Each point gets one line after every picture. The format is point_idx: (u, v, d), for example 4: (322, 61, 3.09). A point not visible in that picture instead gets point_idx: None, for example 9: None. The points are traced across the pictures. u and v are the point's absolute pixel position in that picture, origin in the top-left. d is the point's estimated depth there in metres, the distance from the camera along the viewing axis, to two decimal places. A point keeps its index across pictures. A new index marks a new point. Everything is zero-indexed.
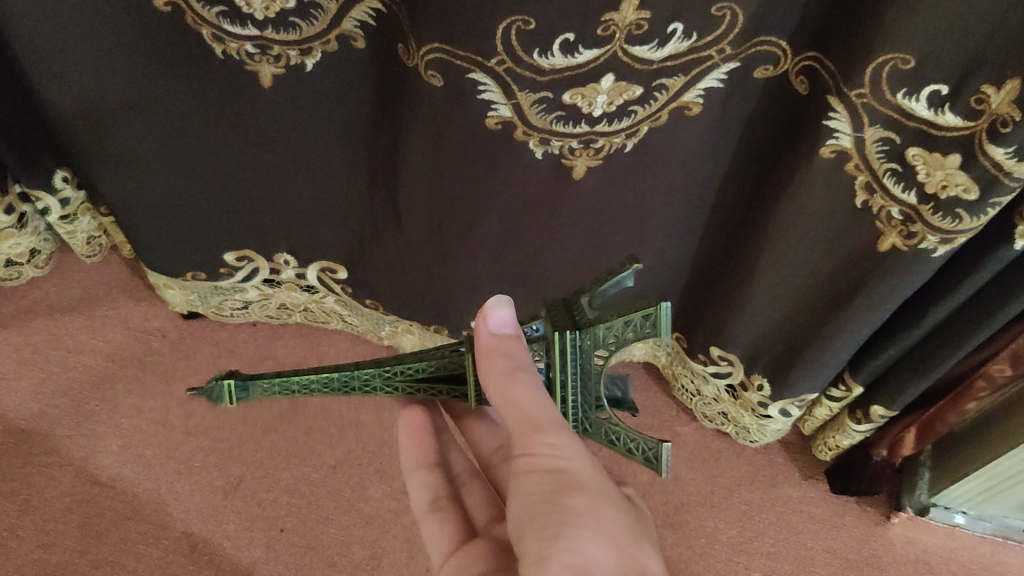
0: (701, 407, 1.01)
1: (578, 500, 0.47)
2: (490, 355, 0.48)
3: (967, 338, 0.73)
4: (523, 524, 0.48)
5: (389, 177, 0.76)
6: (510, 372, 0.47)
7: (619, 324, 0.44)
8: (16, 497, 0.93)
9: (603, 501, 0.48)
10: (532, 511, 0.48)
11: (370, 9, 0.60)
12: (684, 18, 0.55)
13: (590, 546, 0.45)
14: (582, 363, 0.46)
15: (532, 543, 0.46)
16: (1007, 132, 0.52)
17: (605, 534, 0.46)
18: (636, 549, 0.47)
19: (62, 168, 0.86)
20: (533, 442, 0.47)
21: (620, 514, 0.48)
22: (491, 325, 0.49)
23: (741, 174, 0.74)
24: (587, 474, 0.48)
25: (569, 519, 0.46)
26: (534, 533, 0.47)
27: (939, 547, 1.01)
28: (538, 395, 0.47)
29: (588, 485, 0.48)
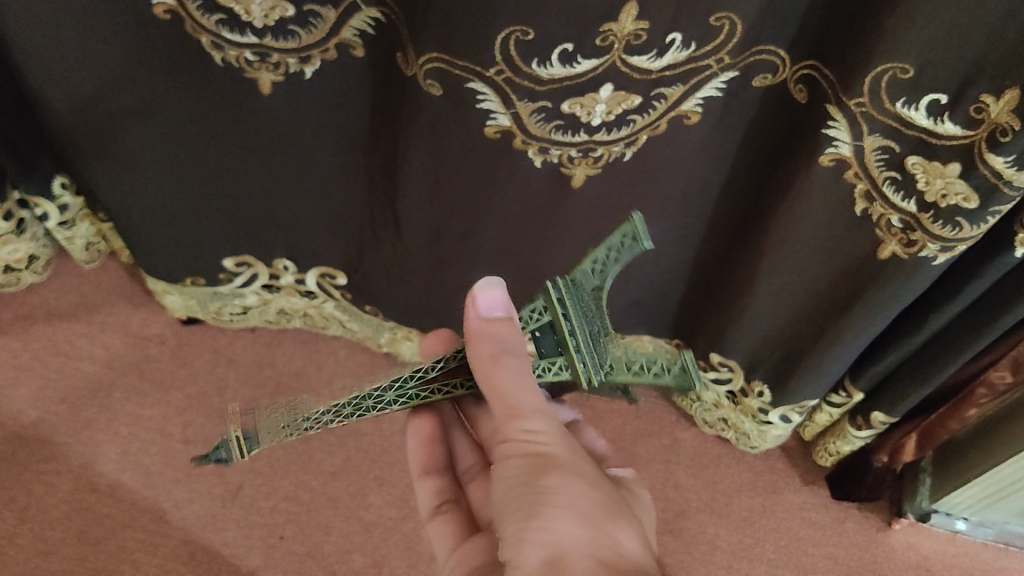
0: (701, 413, 1.00)
1: (553, 479, 0.49)
2: (478, 339, 0.49)
3: (968, 346, 0.73)
4: (502, 504, 0.50)
5: (389, 185, 0.76)
6: (495, 356, 0.48)
7: (604, 255, 0.50)
8: (15, 504, 0.93)
9: (577, 479, 0.49)
10: (510, 492, 0.49)
11: (370, 18, 0.61)
12: (683, 28, 0.55)
13: (561, 524, 0.47)
14: (583, 305, 0.49)
15: (508, 524, 0.48)
16: (1007, 141, 0.52)
17: (576, 510, 0.48)
18: (610, 522, 0.48)
19: (61, 174, 0.87)
20: (512, 428, 0.49)
21: (594, 491, 0.49)
22: (480, 307, 0.49)
23: (741, 182, 0.74)
24: (563, 453, 0.50)
25: (543, 498, 0.48)
26: (510, 514, 0.48)
27: (941, 553, 1.01)
28: (521, 380, 0.48)
29: (564, 463, 0.50)
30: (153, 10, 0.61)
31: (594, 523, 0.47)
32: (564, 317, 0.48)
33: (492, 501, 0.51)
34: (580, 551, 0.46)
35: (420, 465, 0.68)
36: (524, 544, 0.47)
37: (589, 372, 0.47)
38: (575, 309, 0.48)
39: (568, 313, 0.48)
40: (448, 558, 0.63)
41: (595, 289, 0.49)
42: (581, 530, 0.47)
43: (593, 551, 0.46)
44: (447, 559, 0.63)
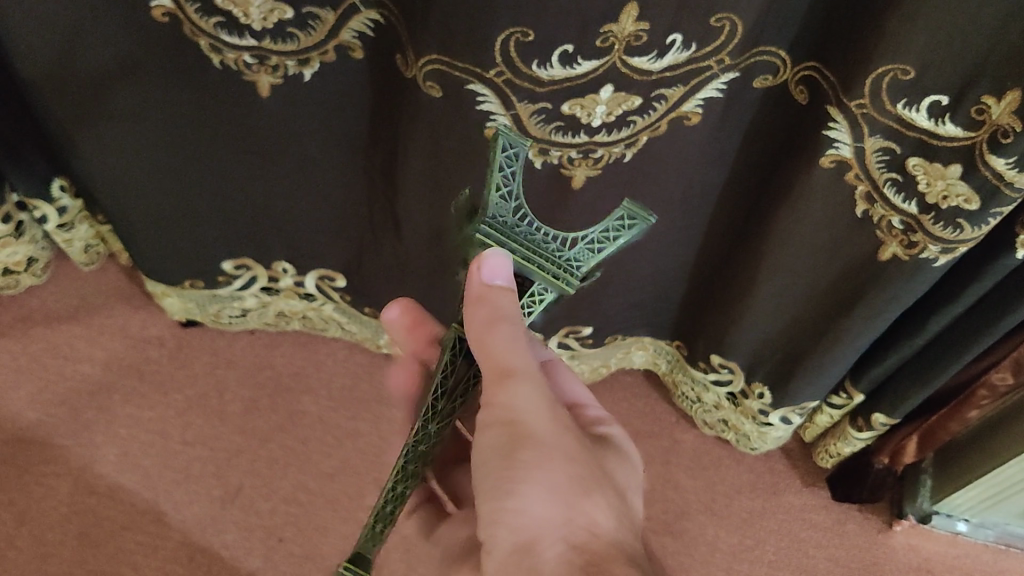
0: (701, 414, 1.00)
1: (529, 456, 0.50)
2: (477, 303, 0.47)
3: (969, 347, 0.73)
4: (482, 476, 0.52)
5: (389, 186, 0.76)
6: (491, 322, 0.47)
7: (500, 178, 0.47)
8: (14, 506, 0.93)
9: (554, 454, 0.50)
10: (489, 464, 0.51)
11: (369, 20, 0.61)
12: (684, 29, 0.55)
13: (534, 505, 0.49)
14: (516, 227, 0.47)
15: (488, 500, 0.51)
16: (1008, 143, 0.52)
17: (551, 489, 0.49)
18: (585, 501, 0.49)
19: (59, 176, 0.87)
20: (497, 394, 0.49)
21: (570, 468, 0.50)
22: (485, 274, 0.47)
23: (740, 183, 0.73)
24: (542, 427, 0.50)
25: (519, 478, 0.50)
26: (490, 490, 0.51)
27: (941, 554, 1.01)
28: (513, 345, 0.47)
29: (542, 439, 0.50)
30: (151, 12, 0.61)
31: (567, 502, 0.49)
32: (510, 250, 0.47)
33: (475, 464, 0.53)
34: (552, 534, 0.48)
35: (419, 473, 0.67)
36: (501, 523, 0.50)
37: (564, 277, 0.47)
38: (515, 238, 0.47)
39: (507, 243, 0.47)
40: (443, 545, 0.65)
41: (516, 207, 0.47)
42: (553, 510, 0.49)
43: (565, 534, 0.48)
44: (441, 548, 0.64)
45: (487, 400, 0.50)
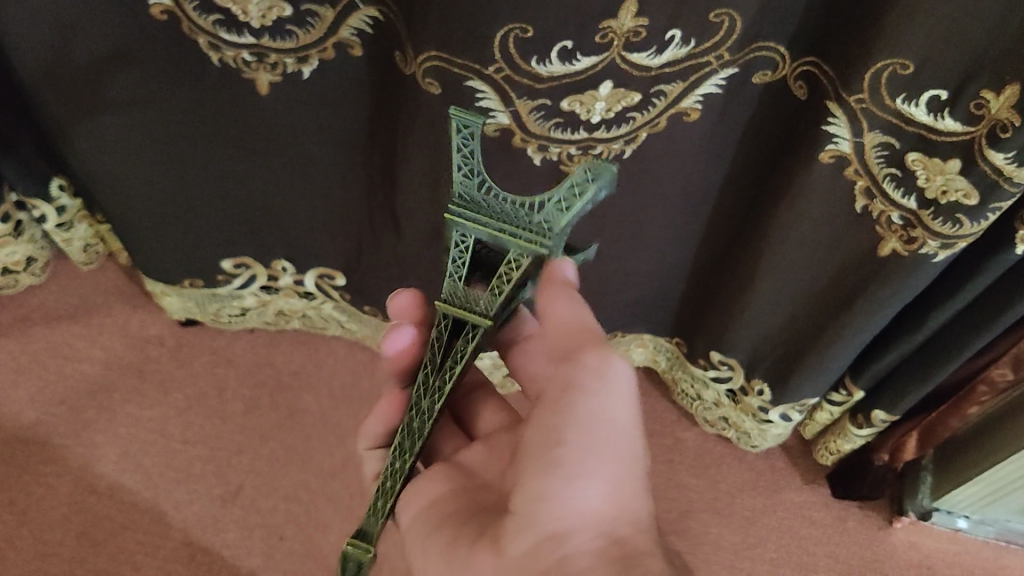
0: (701, 412, 1.00)
1: (596, 442, 0.52)
2: (559, 291, 0.51)
3: (969, 343, 0.72)
4: (539, 450, 0.53)
5: (388, 183, 0.76)
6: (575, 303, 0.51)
7: (460, 158, 0.46)
8: (14, 506, 0.93)
9: (618, 447, 0.52)
10: (552, 440, 0.53)
11: (368, 17, 0.61)
12: (683, 25, 0.55)
13: (588, 492, 0.51)
14: (486, 202, 0.47)
15: (539, 476, 0.52)
16: (1007, 137, 0.52)
17: (609, 481, 0.51)
18: (635, 500, 0.52)
19: (58, 176, 0.86)
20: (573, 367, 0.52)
21: (629, 463, 0.52)
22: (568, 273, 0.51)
23: (739, 179, 0.73)
24: (616, 416, 0.52)
25: (583, 460, 0.51)
26: (546, 467, 0.52)
27: (942, 551, 1.01)
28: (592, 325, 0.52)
29: (612, 429, 0.52)
30: (150, 11, 0.61)
31: (620, 498, 0.51)
32: (481, 226, 0.47)
33: (534, 432, 0.54)
34: (595, 526, 0.51)
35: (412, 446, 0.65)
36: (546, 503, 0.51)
37: (539, 241, 0.46)
38: (482, 214, 0.47)
39: (479, 219, 0.47)
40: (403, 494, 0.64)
41: (480, 182, 0.47)
42: (606, 502, 0.51)
43: (609, 529, 0.51)
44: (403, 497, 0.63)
45: (563, 373, 0.53)
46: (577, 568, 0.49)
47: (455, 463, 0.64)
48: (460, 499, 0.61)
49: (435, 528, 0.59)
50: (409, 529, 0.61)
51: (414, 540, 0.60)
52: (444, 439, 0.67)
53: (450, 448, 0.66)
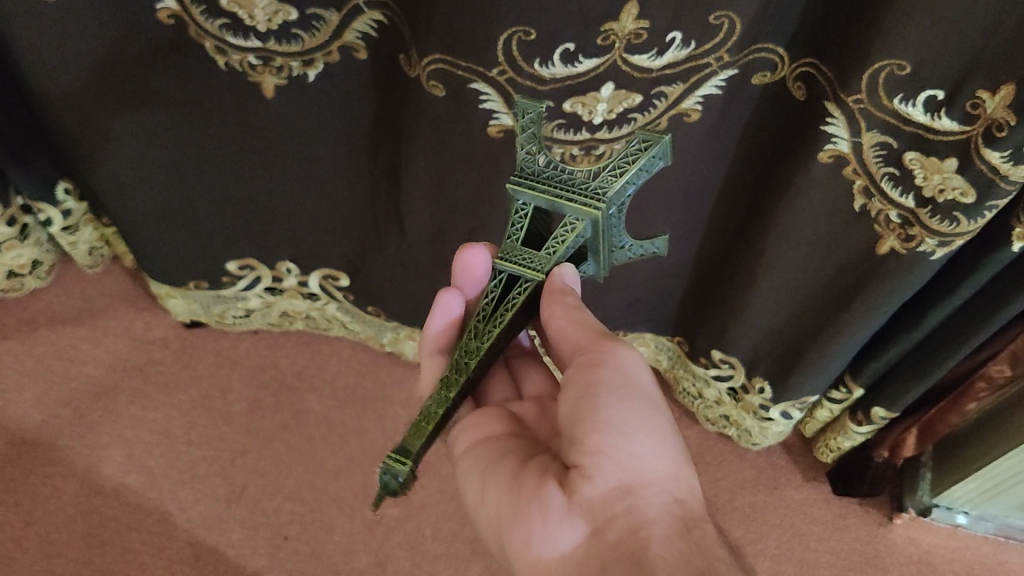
0: (703, 410, 1.01)
1: (639, 409, 0.53)
2: (557, 295, 0.53)
3: (968, 339, 0.73)
4: (583, 413, 0.53)
5: (392, 183, 0.77)
6: (576, 307, 0.54)
7: (524, 135, 0.50)
8: (20, 507, 0.93)
9: (658, 414, 0.54)
10: (594, 404, 0.53)
11: (372, 21, 0.62)
12: (683, 27, 0.56)
13: (646, 453, 0.52)
14: (547, 174, 0.50)
15: (590, 436, 0.52)
16: (1003, 136, 0.53)
17: (658, 445, 0.53)
18: (685, 464, 0.53)
19: (64, 179, 0.87)
20: (594, 350, 0.55)
21: (674, 429, 0.54)
22: (565, 278, 0.52)
23: (740, 179, 0.74)
24: (648, 388, 0.54)
25: (634, 423, 0.52)
26: (600, 427, 0.52)
27: (943, 547, 1.01)
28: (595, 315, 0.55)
29: (650, 399, 0.54)
30: (157, 15, 0.62)
31: (673, 459, 0.53)
32: (539, 193, 0.49)
33: (569, 409, 0.54)
34: (657, 485, 0.51)
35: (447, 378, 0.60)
36: (607, 458, 0.51)
37: (591, 202, 0.48)
38: (541, 183, 0.49)
39: (536, 184, 0.50)
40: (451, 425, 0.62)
41: (543, 157, 0.50)
42: (661, 464, 0.52)
43: (670, 488, 0.51)
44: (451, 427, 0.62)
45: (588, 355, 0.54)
46: (649, 518, 0.49)
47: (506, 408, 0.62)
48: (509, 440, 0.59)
49: (492, 463, 0.56)
50: (461, 460, 0.59)
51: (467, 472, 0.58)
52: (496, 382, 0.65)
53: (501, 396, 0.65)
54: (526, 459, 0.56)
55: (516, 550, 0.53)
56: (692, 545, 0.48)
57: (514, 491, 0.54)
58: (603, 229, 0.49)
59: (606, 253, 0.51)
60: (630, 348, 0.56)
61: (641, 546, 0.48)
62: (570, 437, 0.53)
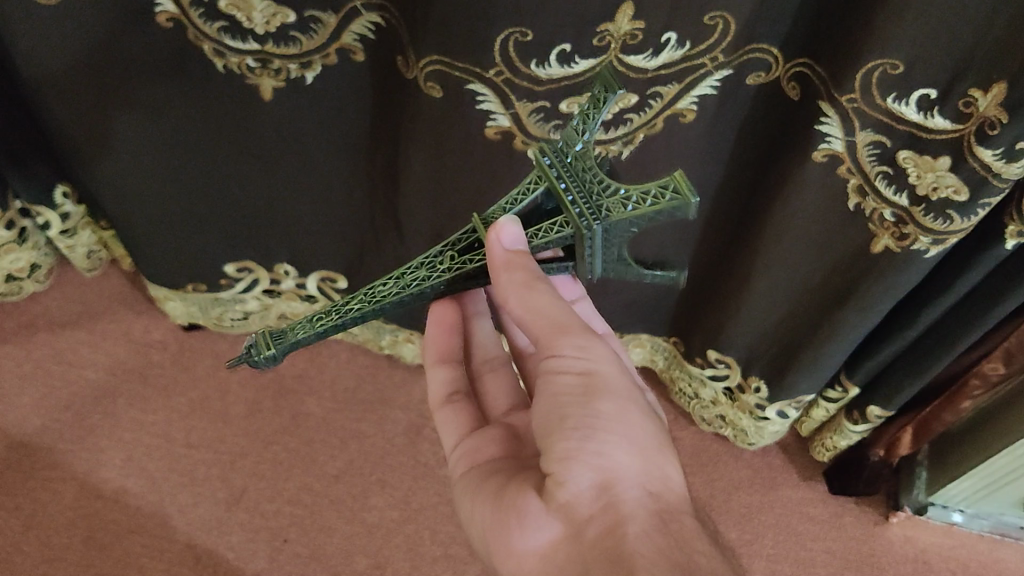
0: (699, 410, 1.01)
1: (608, 405, 0.50)
2: (503, 268, 0.48)
3: (961, 338, 0.74)
4: (551, 418, 0.51)
5: (391, 186, 0.77)
6: (531, 283, 0.48)
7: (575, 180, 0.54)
8: (19, 512, 0.93)
9: (630, 405, 0.51)
10: (562, 413, 0.50)
11: (370, 23, 0.62)
12: (677, 28, 0.57)
13: (616, 449, 0.49)
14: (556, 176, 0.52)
15: (558, 443, 0.50)
16: (995, 134, 0.54)
17: (630, 440, 0.50)
18: (659, 453, 0.51)
19: (63, 182, 0.87)
20: (558, 347, 0.50)
21: (647, 419, 0.51)
22: (506, 240, 0.48)
23: (735, 179, 0.75)
24: (616, 379, 0.51)
25: (601, 422, 0.49)
26: (566, 430, 0.50)
27: (938, 545, 1.02)
28: (553, 300, 0.50)
29: (618, 391, 0.51)
30: (156, 18, 0.63)
31: (646, 453, 0.50)
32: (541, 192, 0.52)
33: (543, 414, 0.51)
34: (632, 481, 0.49)
35: (437, 352, 0.66)
36: (576, 462, 0.49)
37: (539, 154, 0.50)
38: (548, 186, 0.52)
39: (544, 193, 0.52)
40: (454, 449, 0.62)
41: None
42: (633, 460, 0.50)
43: (645, 483, 0.50)
44: (455, 450, 0.62)
45: (551, 355, 0.51)
46: (626, 515, 0.48)
47: (507, 424, 0.63)
48: (502, 460, 0.58)
49: (482, 483, 0.56)
50: (458, 480, 0.59)
51: (462, 489, 0.58)
52: (501, 395, 0.67)
53: (506, 405, 0.66)
54: (508, 477, 0.55)
55: (501, 559, 0.52)
56: (670, 539, 0.46)
57: (496, 506, 0.53)
58: (567, 171, 0.48)
59: (584, 205, 0.46)
60: (599, 340, 0.52)
61: (618, 544, 0.46)
62: (542, 444, 0.51)
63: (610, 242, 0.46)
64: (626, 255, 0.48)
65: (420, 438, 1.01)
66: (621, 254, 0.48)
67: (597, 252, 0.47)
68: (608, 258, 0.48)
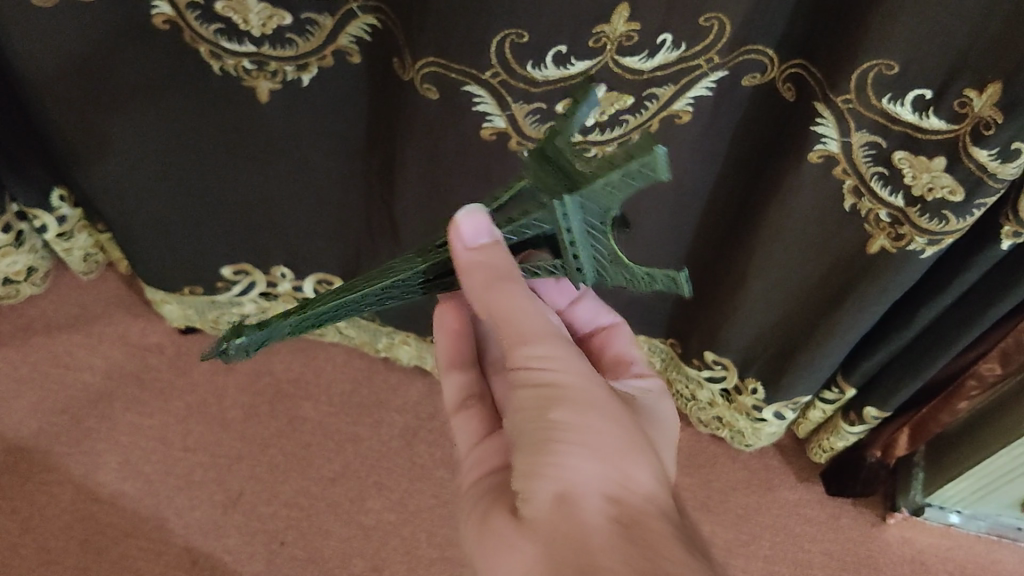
0: (696, 412, 1.01)
1: (565, 413, 0.48)
2: (466, 271, 0.47)
3: (958, 339, 0.74)
4: (515, 431, 0.50)
5: (386, 189, 0.77)
6: (491, 285, 0.47)
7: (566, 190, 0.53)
8: (16, 515, 0.92)
9: (590, 411, 0.49)
10: (524, 425, 0.49)
11: (366, 25, 0.63)
12: (673, 29, 0.57)
13: (573, 457, 0.47)
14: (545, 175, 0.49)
15: (519, 456, 0.48)
16: (990, 134, 0.54)
17: (590, 447, 0.47)
18: (627, 460, 0.48)
19: (59, 186, 0.87)
20: (521, 358, 0.50)
21: (611, 424, 0.49)
22: (465, 237, 0.47)
23: (731, 180, 0.75)
24: (578, 386, 0.49)
25: (558, 431, 0.48)
26: (526, 443, 0.48)
27: (935, 546, 1.02)
28: (517, 305, 0.49)
29: (580, 398, 0.49)
30: (152, 20, 0.63)
31: (610, 459, 0.47)
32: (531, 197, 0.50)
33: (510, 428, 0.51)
34: (593, 489, 0.46)
35: (447, 357, 0.65)
36: (534, 475, 0.47)
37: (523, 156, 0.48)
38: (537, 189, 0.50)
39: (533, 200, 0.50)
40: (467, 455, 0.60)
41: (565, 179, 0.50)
42: (594, 467, 0.47)
43: (608, 492, 0.46)
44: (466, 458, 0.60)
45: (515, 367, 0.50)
46: (581, 523, 0.44)
47: None
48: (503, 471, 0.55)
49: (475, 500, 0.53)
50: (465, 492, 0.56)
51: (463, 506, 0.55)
52: None
53: None
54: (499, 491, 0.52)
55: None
56: (629, 547, 0.42)
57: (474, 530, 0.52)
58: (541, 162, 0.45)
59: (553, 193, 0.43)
60: (566, 346, 0.50)
61: (570, 554, 0.43)
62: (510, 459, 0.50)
63: (590, 230, 0.44)
64: (614, 249, 0.45)
65: (416, 441, 1.01)
66: (608, 246, 0.45)
67: (580, 241, 0.44)
68: (595, 250, 0.45)
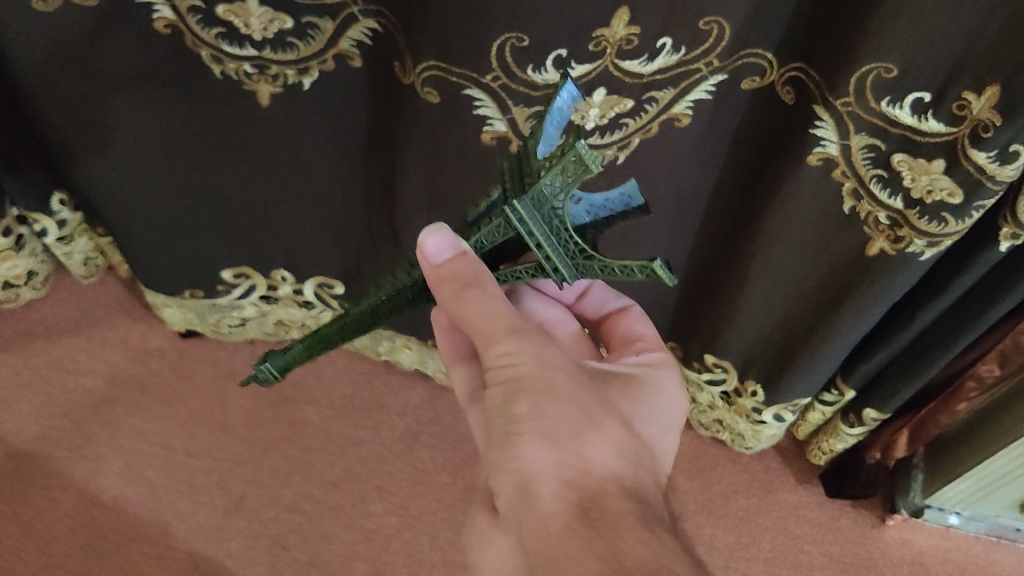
0: (697, 415, 1.02)
1: (526, 406, 0.48)
2: (437, 285, 0.47)
3: (956, 340, 0.74)
4: (489, 426, 0.51)
5: (387, 193, 0.77)
6: (458, 295, 0.47)
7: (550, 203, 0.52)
8: (18, 520, 0.92)
9: (551, 399, 0.48)
10: (494, 421, 0.50)
11: (367, 29, 0.63)
12: (673, 33, 0.57)
13: (532, 449, 0.47)
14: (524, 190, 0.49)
15: (492, 453, 0.50)
16: (989, 137, 0.54)
17: (548, 436, 0.47)
18: (586, 444, 0.47)
19: (59, 190, 0.87)
20: (488, 355, 0.49)
21: (572, 408, 0.48)
22: (431, 254, 0.47)
23: (731, 183, 0.75)
24: (540, 375, 0.49)
25: (520, 425, 0.48)
26: (495, 440, 0.49)
27: (934, 548, 1.02)
28: (486, 307, 0.47)
29: (541, 387, 0.48)
30: (153, 25, 0.63)
31: (569, 446, 0.47)
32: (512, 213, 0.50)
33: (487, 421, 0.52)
34: (553, 476, 0.47)
35: (451, 350, 0.63)
36: (502, 472, 0.49)
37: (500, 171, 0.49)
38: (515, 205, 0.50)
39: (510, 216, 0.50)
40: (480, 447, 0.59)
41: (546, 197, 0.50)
42: (552, 457, 0.47)
43: (569, 479, 0.46)
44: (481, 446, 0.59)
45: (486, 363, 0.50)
46: (540, 513, 0.46)
47: None
48: None
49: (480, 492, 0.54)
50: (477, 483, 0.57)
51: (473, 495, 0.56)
52: None
53: None
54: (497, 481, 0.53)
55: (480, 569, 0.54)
56: (582, 535, 0.43)
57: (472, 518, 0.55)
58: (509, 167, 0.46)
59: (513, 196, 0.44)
60: (529, 334, 0.49)
61: (530, 544, 0.45)
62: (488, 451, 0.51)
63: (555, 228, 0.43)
64: (584, 244, 0.44)
65: (417, 445, 1.01)
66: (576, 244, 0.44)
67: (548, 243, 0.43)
68: (567, 249, 0.44)
